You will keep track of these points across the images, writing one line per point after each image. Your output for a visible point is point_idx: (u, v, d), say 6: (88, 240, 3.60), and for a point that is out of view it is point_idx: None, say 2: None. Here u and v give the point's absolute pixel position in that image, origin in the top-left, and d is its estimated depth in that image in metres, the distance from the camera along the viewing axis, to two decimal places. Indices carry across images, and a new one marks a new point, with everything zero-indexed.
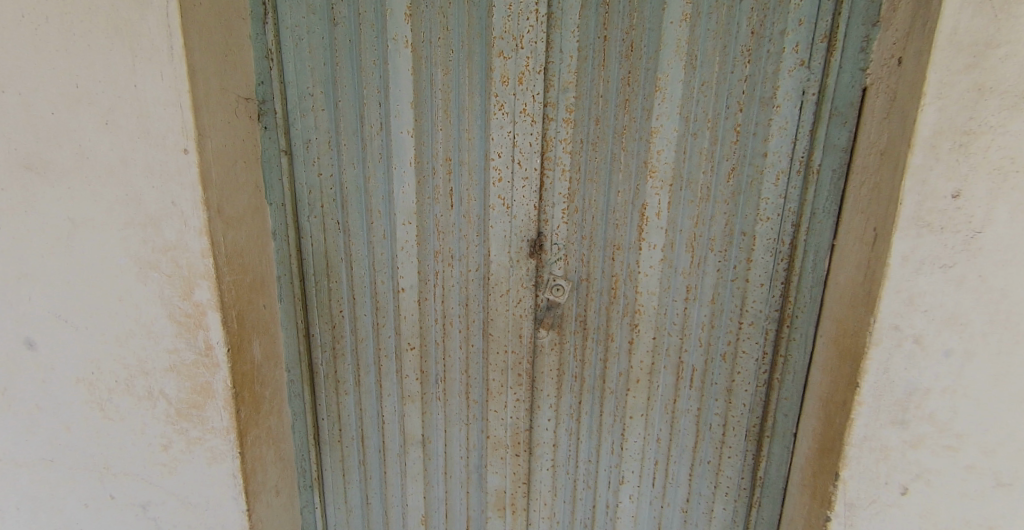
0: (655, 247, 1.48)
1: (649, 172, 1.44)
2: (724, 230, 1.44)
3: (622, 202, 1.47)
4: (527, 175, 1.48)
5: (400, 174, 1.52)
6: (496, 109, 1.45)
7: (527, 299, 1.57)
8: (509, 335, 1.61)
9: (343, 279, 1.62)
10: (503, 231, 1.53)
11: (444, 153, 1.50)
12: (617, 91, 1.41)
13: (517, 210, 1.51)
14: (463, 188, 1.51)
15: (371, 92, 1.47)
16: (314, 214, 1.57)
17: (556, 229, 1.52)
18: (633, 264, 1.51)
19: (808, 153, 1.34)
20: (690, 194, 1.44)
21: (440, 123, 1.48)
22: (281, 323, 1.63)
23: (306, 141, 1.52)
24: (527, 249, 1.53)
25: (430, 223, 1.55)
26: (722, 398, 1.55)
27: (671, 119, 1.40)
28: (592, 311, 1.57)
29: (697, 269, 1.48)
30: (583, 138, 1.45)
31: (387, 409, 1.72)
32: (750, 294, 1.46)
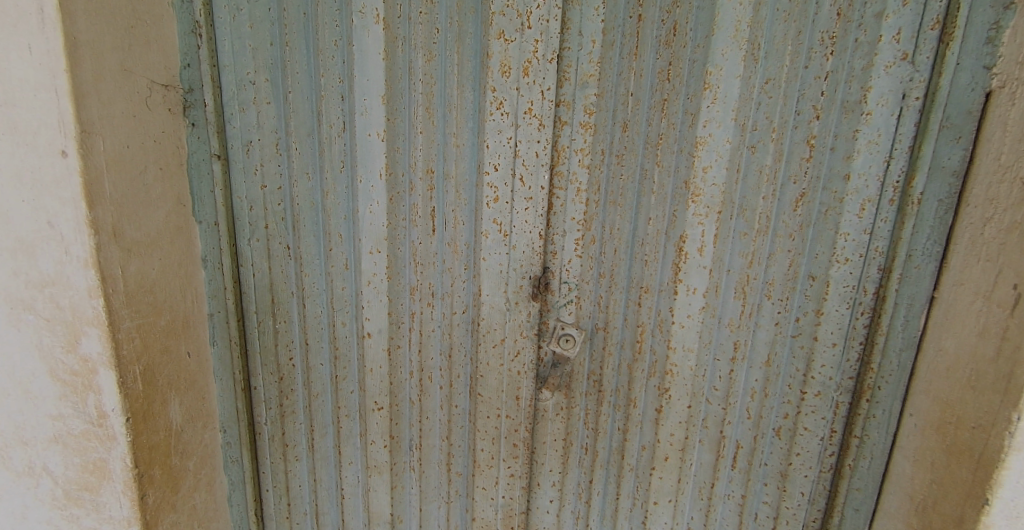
0: (695, 292, 1.15)
1: (691, 196, 1.10)
2: (785, 273, 1.11)
3: (653, 233, 1.14)
4: (531, 195, 1.14)
5: (368, 190, 1.17)
6: (493, 107, 1.10)
7: (527, 353, 1.22)
8: (502, 397, 1.26)
9: (293, 320, 1.27)
10: (499, 265, 1.18)
11: (424, 164, 1.15)
12: (652, 89, 1.07)
13: (517, 240, 1.16)
14: (447, 209, 1.17)
15: (331, 82, 1.13)
16: (255, 236, 1.22)
17: (567, 265, 1.18)
18: (665, 312, 1.17)
19: (906, 177, 1.02)
20: (743, 225, 1.10)
21: (420, 124, 1.13)
22: (214, 374, 1.28)
23: (246, 144, 1.17)
24: (529, 291, 1.19)
25: (405, 251, 1.20)
26: (773, 485, 1.21)
27: (724, 127, 1.06)
28: (609, 369, 1.23)
29: (748, 322, 1.15)
30: (605, 148, 1.11)
31: (347, 480, 1.37)
32: (817, 357, 1.13)
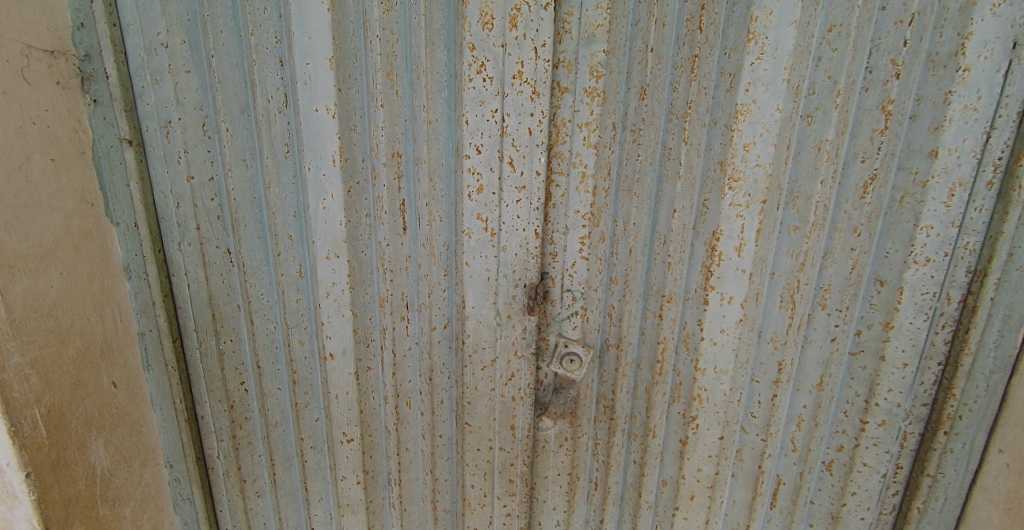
0: (730, 301, 0.92)
1: (730, 181, 0.86)
2: (846, 277, 0.88)
3: (676, 229, 0.90)
4: (524, 182, 0.90)
5: (319, 181, 0.93)
6: (472, 70, 0.85)
7: (521, 374, 1.01)
8: (494, 427, 1.05)
9: (241, 338, 1.04)
10: (485, 272, 0.95)
11: (388, 146, 0.92)
12: (677, 42, 0.83)
13: (507, 241, 0.93)
14: (419, 202, 0.95)
15: (267, 43, 0.89)
16: (185, 240, 0.97)
17: (570, 268, 0.96)
18: (693, 324, 0.94)
19: (1012, 152, 0.77)
20: (794, 218, 0.87)
21: (380, 96, 0.89)
22: (153, 401, 1.07)
23: (165, 125, 0.92)
24: (522, 302, 0.96)
25: (372, 255, 0.98)
26: (821, 527, 1.01)
27: (773, 91, 0.82)
28: (624, 393, 1.02)
29: (795, 337, 0.93)
30: (617, 120, 0.88)
31: (318, 519, 1.18)
32: (882, 380, 0.91)
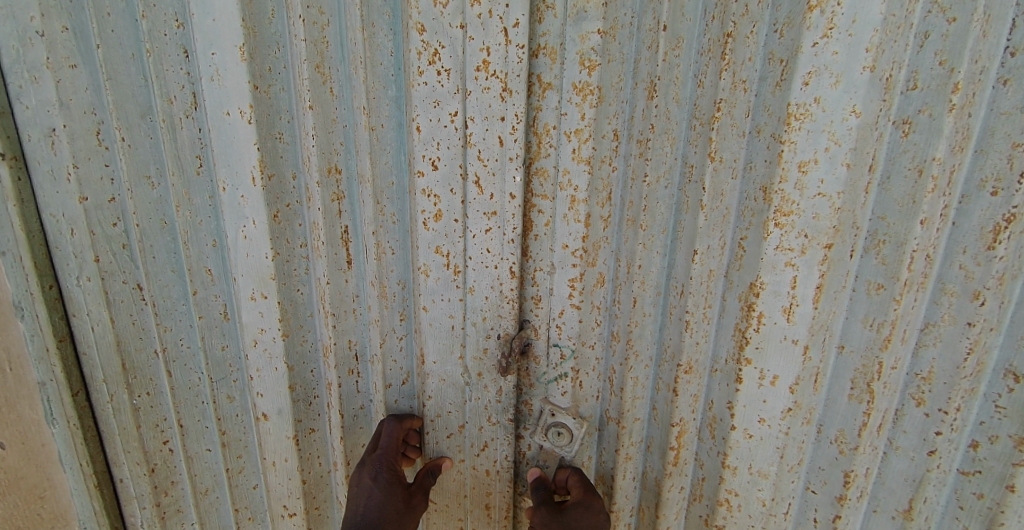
0: (771, 381, 0.65)
1: (778, 217, 0.59)
2: (956, 366, 0.59)
3: (698, 281, 0.66)
4: (495, 207, 0.70)
5: (237, 202, 0.76)
6: (420, 56, 0.66)
7: (494, 445, 0.81)
8: (464, 506, 0.86)
9: (161, 390, 0.84)
10: (448, 318, 0.76)
11: (320, 157, 0.73)
12: (705, 15, 0.60)
13: (474, 281, 0.74)
14: (365, 230, 0.76)
15: (167, 30, 0.71)
16: (82, 274, 0.76)
17: (556, 319, 0.74)
18: (720, 406, 0.69)
19: None
20: (877, 272, 0.59)
21: (309, 96, 0.71)
22: (64, 460, 0.87)
23: (48, 135, 0.71)
24: (492, 358, 0.77)
25: (311, 291, 0.82)
26: None
27: (844, 84, 0.54)
28: (627, 480, 0.79)
29: (870, 439, 0.64)
30: (619, 125, 0.65)
31: None
32: (1009, 519, 0.59)
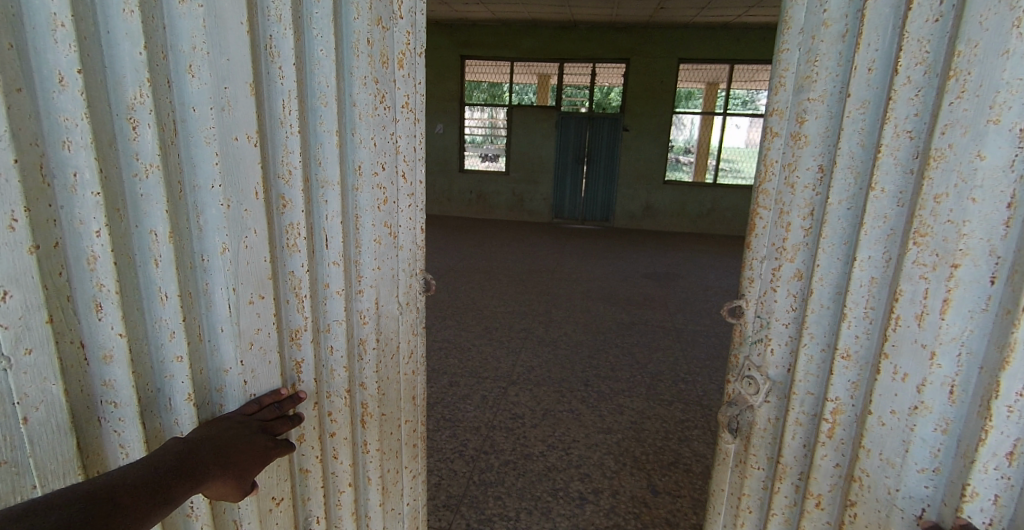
0: (903, 372, 1.24)
1: (919, 234, 1.18)
2: None
3: (856, 282, 1.29)
4: (408, 189, 1.96)
5: (241, 215, 1.54)
6: (379, 107, 1.77)
7: (412, 348, 2.15)
8: (400, 405, 2.14)
9: (120, 379, 1.39)
10: (389, 262, 1.93)
11: (301, 170, 1.65)
12: (877, 97, 1.22)
13: (400, 240, 1.96)
14: (327, 222, 1.74)
15: (158, 62, 1.35)
16: (25, 346, 1.19)
17: (759, 299, 1.46)
18: (869, 382, 1.31)
19: None
20: (1004, 299, 1.10)
21: (292, 126, 1.60)
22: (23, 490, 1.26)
23: (39, 171, 1.19)
24: (411, 294, 2.07)
25: (285, 272, 1.69)
26: None
27: (973, 126, 1.07)
28: (795, 435, 1.46)
29: (987, 456, 1.15)
30: (824, 161, 1.31)
31: None
32: None
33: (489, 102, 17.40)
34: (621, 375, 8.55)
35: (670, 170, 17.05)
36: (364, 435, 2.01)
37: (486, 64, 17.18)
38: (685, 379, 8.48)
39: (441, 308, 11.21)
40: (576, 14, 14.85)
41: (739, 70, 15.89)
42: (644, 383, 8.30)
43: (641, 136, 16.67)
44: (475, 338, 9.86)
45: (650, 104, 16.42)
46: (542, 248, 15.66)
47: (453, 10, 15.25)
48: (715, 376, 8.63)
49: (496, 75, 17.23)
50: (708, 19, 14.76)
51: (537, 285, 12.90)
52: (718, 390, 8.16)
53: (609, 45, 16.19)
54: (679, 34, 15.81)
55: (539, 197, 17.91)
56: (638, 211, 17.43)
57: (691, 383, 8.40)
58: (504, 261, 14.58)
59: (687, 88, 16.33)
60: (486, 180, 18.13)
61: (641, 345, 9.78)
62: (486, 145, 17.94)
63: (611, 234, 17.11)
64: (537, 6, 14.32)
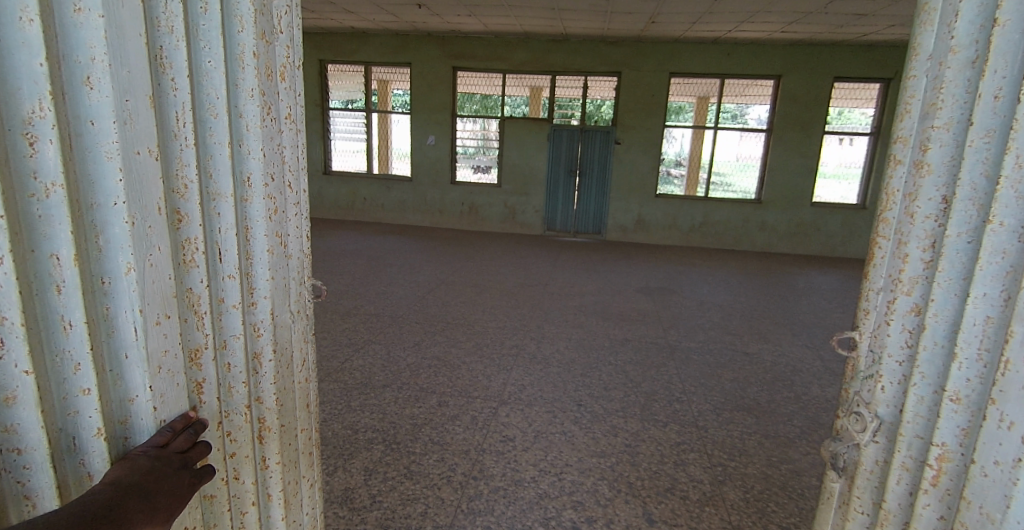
0: (1013, 424, 1.24)
1: None
2: None
3: (970, 319, 1.35)
4: (295, 199, 1.94)
5: (145, 232, 1.43)
6: (266, 116, 1.72)
7: (303, 355, 2.12)
8: (296, 414, 2.09)
9: (26, 423, 1.26)
10: (281, 271, 1.88)
11: (196, 184, 1.57)
12: (998, 129, 1.29)
13: (290, 248, 1.92)
14: (219, 234, 1.66)
15: (56, 73, 1.20)
16: None
17: (872, 332, 1.61)
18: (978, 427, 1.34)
19: None
20: None
21: (186, 139, 1.53)
22: None
23: None
24: (301, 302, 2.06)
25: (184, 290, 1.59)
26: None
27: None
28: (901, 479, 1.53)
29: None
30: (945, 188, 1.40)
31: None
32: None
33: (480, 114, 17.27)
34: (614, 395, 8.28)
35: (662, 183, 16.92)
36: (266, 450, 1.92)
37: (478, 76, 17.07)
38: (680, 399, 8.23)
39: (430, 324, 10.91)
40: (568, 27, 14.81)
41: (731, 85, 15.86)
42: (638, 403, 8.03)
43: (633, 149, 16.57)
44: (465, 356, 9.56)
45: (642, 117, 16.33)
46: (534, 262, 15.41)
47: (445, 21, 15.16)
48: (711, 395, 8.40)
49: (487, 87, 17.09)
50: (700, 33, 14.75)
51: (528, 300, 12.62)
52: (714, 410, 7.90)
53: (601, 58, 16.11)
54: (671, 48, 15.81)
55: (531, 208, 17.69)
56: (631, 225, 17.25)
57: (686, 403, 8.16)
58: (495, 275, 14.30)
59: (679, 102, 16.26)
60: (478, 192, 17.89)
61: (634, 363, 9.53)
62: (478, 156, 17.73)
63: (602, 247, 16.95)
64: (529, 19, 14.27)
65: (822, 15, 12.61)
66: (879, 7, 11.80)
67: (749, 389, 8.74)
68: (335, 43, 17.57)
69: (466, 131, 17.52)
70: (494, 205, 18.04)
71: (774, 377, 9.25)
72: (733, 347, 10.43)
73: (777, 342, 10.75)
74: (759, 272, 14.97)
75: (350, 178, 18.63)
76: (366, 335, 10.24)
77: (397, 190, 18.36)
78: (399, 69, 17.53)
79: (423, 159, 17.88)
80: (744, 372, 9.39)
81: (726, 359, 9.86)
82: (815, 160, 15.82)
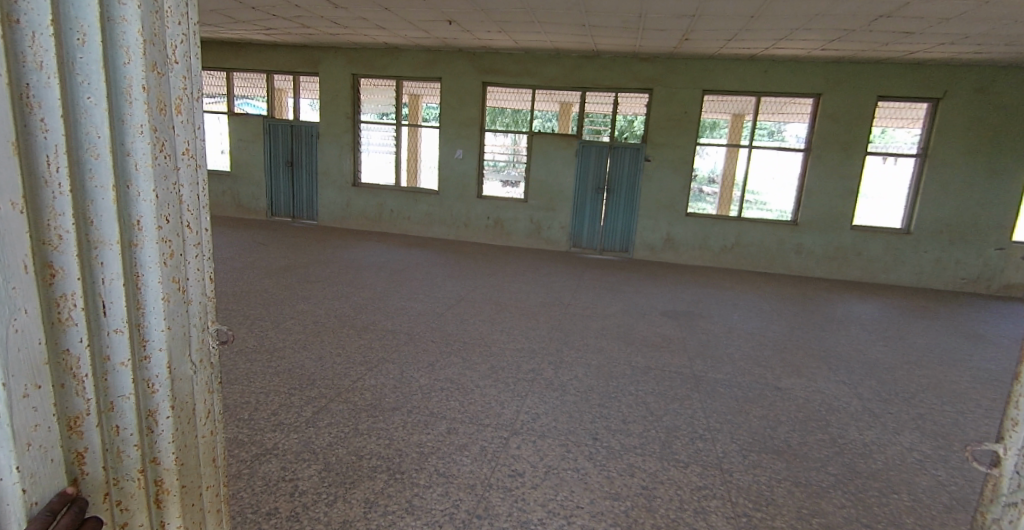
0: None
1: None
2: None
3: None
4: (196, 239, 1.68)
5: (8, 295, 1.14)
6: (159, 150, 1.47)
7: (210, 405, 1.82)
8: (200, 471, 1.77)
9: None
10: (181, 318, 1.62)
11: (74, 233, 1.29)
12: None
13: (191, 291, 1.65)
14: (106, 284, 1.39)
15: None
16: None
17: (1020, 452, 1.50)
18: None
19: None
20: None
21: (61, 180, 1.25)
22: None
23: None
24: (206, 350, 1.78)
25: (61, 357, 1.30)
26: None
27: None
28: None
29: None
30: None
31: None
32: None
33: (510, 128, 17.06)
34: (633, 430, 7.76)
35: (694, 201, 16.31)
36: (167, 519, 1.63)
37: (508, 90, 16.91)
38: (703, 437, 7.66)
39: (446, 343, 10.57)
40: (599, 44, 14.50)
41: (767, 102, 15.25)
42: (658, 439, 7.51)
43: (664, 167, 16.07)
44: (478, 379, 9.18)
45: (674, 134, 15.86)
46: (557, 280, 14.99)
47: (475, 37, 15.04)
48: (737, 435, 7.80)
49: (516, 101, 16.89)
50: (736, 50, 14.24)
51: (548, 321, 12.19)
52: (740, 451, 7.32)
53: (633, 74, 15.73)
54: (705, 65, 15.32)
55: (557, 225, 17.29)
56: (659, 244, 16.67)
57: (710, 442, 7.59)
58: (515, 293, 13.93)
59: (713, 119, 15.72)
60: (503, 207, 17.58)
61: (656, 394, 8.99)
62: (507, 169, 17.40)
63: (629, 266, 16.40)
64: (560, 35, 14.02)
65: (867, 32, 11.98)
66: (929, 24, 11.13)
67: (780, 429, 8.10)
68: (367, 57, 17.67)
69: (497, 145, 17.27)
70: (519, 220, 17.65)
71: (807, 416, 8.58)
72: (764, 381, 9.78)
73: (811, 376, 10.04)
74: (794, 299, 14.19)
75: (377, 190, 18.58)
76: (380, 353, 9.97)
77: (423, 203, 18.21)
78: (429, 84, 17.50)
79: (450, 173, 17.72)
80: (775, 409, 8.74)
81: (756, 394, 9.22)
82: (857, 182, 15.04)
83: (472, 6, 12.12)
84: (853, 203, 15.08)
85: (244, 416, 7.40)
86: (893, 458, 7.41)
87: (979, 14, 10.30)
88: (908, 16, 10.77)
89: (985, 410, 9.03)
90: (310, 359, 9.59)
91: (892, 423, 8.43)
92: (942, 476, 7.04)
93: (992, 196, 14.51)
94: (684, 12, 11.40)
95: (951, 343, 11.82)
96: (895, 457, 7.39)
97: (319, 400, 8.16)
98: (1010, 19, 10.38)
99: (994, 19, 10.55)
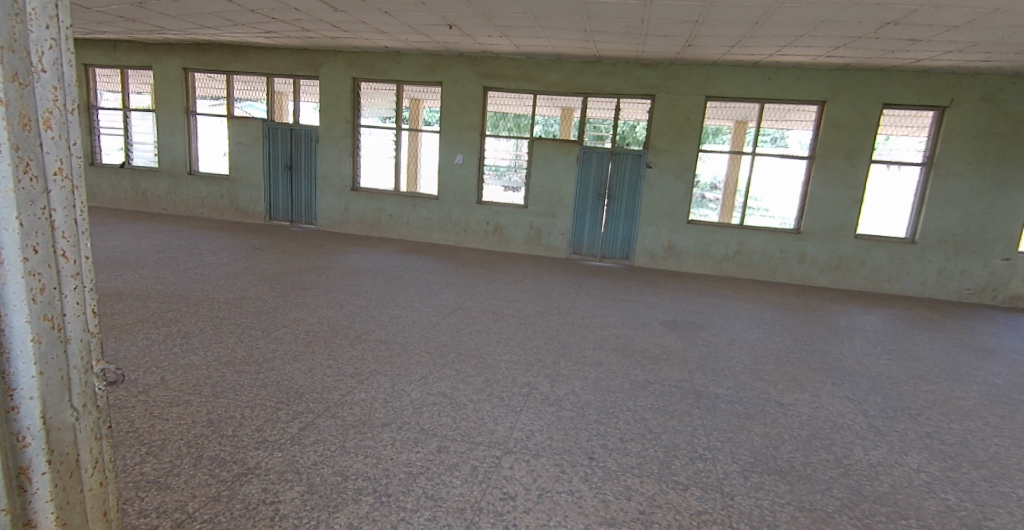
0: None
1: None
2: None
3: None
4: (74, 268, 1.42)
5: None
6: (19, 167, 1.24)
7: (100, 458, 1.55)
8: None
9: None
10: (56, 363, 1.38)
11: None
12: None
13: (69, 333, 1.41)
14: None
15: None
16: None
17: None
18: None
19: None
20: None
21: None
22: None
23: None
24: (92, 392, 1.51)
25: None
26: None
27: None
28: None
29: None
30: None
31: None
32: None
33: (512, 133, 16.83)
34: (630, 449, 7.40)
35: (695, 207, 15.99)
36: None
37: (510, 96, 16.68)
38: (703, 457, 7.31)
39: (441, 354, 10.22)
40: (601, 49, 14.27)
41: (770, 109, 15.06)
42: (656, 459, 7.16)
43: (665, 174, 15.77)
44: (472, 393, 8.83)
45: (676, 141, 15.57)
46: (555, 288, 14.62)
47: (476, 42, 14.81)
48: (738, 454, 7.43)
49: (518, 106, 16.68)
50: (739, 57, 14.00)
51: (546, 332, 11.85)
52: (742, 472, 6.96)
53: (635, 81, 15.48)
54: (708, 71, 15.06)
55: (557, 230, 16.94)
56: (660, 251, 16.33)
57: (711, 463, 7.24)
58: (513, 301, 13.59)
59: (715, 125, 15.49)
60: (503, 213, 17.27)
61: (655, 410, 8.64)
62: (509, 174, 17.13)
63: (629, 274, 16.08)
64: (562, 40, 13.77)
65: (873, 39, 11.71)
66: (938, 31, 10.86)
67: (783, 448, 7.73)
68: (367, 61, 17.38)
69: (500, 149, 17.03)
70: (519, 226, 17.35)
71: (811, 434, 8.20)
72: (766, 396, 9.41)
73: (815, 392, 9.68)
74: (797, 309, 13.85)
75: (376, 195, 18.35)
76: (372, 364, 9.60)
77: (422, 208, 17.87)
78: (430, 88, 17.30)
79: (449, 179, 17.40)
80: (777, 426, 8.38)
81: (758, 411, 8.87)
82: (861, 191, 14.74)
83: (471, 10, 11.87)
84: (857, 211, 14.75)
85: (227, 433, 7.06)
86: (900, 481, 7.04)
87: (988, 22, 10.03)
88: (916, 24, 10.51)
89: (994, 429, 8.68)
90: (300, 371, 9.21)
91: (899, 442, 8.06)
92: (952, 500, 6.68)
93: (999, 205, 14.16)
94: (688, 18, 11.14)
95: (958, 357, 11.46)
96: (902, 480, 7.03)
97: (305, 415, 7.77)
98: (1019, 27, 10.12)
99: (1003, 27, 10.28)
